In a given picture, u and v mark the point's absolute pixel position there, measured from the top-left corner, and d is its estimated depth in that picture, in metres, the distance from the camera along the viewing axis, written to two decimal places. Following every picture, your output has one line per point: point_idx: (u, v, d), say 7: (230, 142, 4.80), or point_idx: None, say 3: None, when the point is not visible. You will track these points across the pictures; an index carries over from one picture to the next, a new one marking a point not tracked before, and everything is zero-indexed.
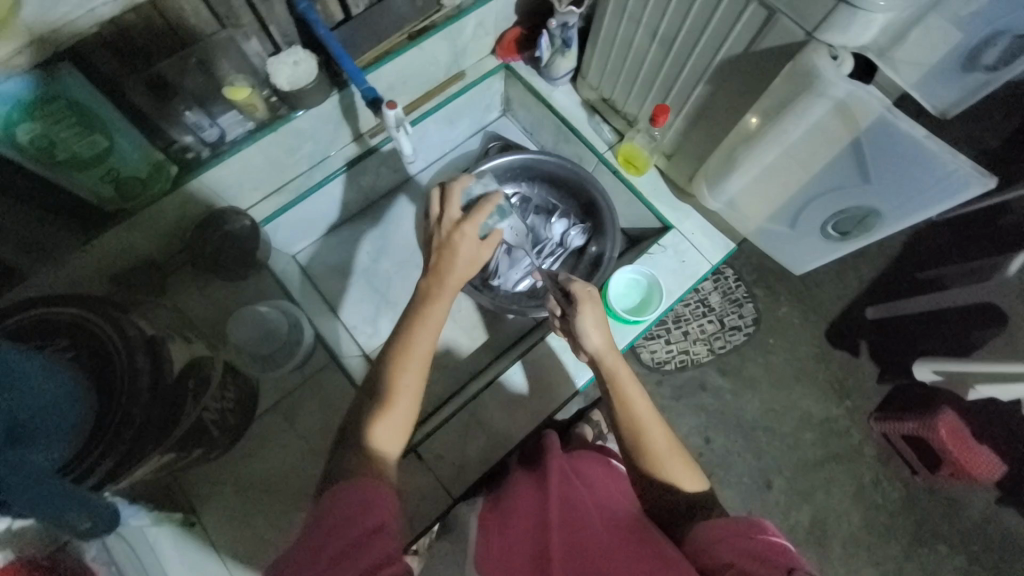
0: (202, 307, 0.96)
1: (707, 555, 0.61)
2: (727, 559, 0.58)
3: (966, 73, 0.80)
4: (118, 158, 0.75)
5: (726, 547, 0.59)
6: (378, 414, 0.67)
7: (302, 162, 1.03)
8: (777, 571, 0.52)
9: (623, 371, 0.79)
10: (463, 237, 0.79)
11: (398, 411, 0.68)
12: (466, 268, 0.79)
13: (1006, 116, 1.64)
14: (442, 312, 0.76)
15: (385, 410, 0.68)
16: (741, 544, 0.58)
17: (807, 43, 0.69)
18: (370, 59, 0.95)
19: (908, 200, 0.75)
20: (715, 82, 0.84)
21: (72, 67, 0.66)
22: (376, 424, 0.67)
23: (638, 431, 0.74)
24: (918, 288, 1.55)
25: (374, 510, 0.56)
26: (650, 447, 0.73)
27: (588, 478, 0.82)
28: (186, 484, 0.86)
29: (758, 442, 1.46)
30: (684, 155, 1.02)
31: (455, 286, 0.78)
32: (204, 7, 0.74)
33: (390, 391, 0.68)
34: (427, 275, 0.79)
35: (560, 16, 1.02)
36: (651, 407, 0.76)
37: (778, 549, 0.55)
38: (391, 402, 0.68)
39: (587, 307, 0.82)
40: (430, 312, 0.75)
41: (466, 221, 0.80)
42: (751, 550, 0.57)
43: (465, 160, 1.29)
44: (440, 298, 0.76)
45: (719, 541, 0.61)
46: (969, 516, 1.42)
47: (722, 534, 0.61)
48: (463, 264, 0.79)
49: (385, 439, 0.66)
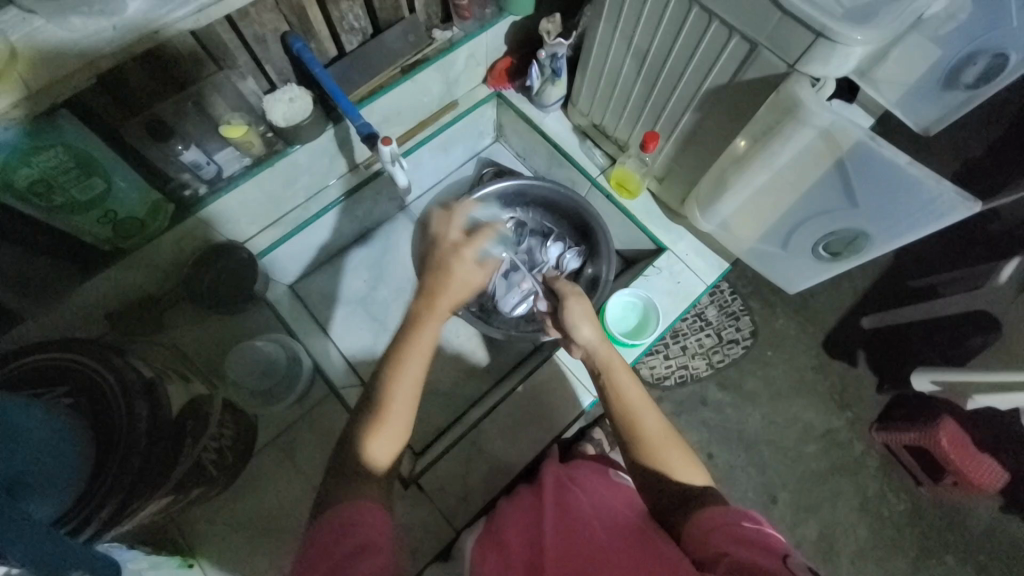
0: (199, 342, 0.96)
1: (699, 544, 0.61)
2: (721, 547, 0.58)
3: (946, 91, 0.83)
4: (115, 200, 0.76)
5: (720, 535, 0.59)
6: (371, 428, 0.64)
7: (300, 194, 1.04)
8: (776, 559, 0.54)
9: (617, 360, 0.77)
10: (461, 261, 0.76)
11: (392, 423, 0.65)
12: (459, 291, 0.76)
13: (986, 127, 1.68)
14: (431, 337, 0.71)
15: (378, 423, 0.65)
16: (734, 531, 0.59)
17: (790, 75, 0.71)
18: (365, 93, 0.96)
19: (895, 222, 0.76)
20: (702, 110, 0.87)
21: (70, 115, 0.67)
22: (372, 439, 0.64)
23: (634, 421, 0.72)
24: (912, 297, 1.57)
25: (359, 529, 0.57)
26: (645, 434, 0.71)
27: (587, 484, 0.81)
28: (185, 524, 0.85)
29: (761, 455, 1.45)
30: (674, 178, 1.03)
31: (445, 308, 0.74)
32: (202, 50, 0.76)
33: (384, 403, 0.65)
34: (418, 299, 0.75)
35: (549, 48, 1.05)
36: (646, 396, 0.75)
37: (773, 540, 0.57)
38: (384, 415, 0.65)
39: (573, 300, 0.84)
40: (422, 334, 0.71)
41: (465, 244, 0.78)
42: (746, 537, 0.57)
43: (460, 186, 1.30)
44: (432, 317, 0.72)
45: (710, 529, 0.61)
46: (976, 526, 1.41)
47: (713, 522, 0.61)
48: (458, 286, 0.75)
49: (383, 453, 0.64)
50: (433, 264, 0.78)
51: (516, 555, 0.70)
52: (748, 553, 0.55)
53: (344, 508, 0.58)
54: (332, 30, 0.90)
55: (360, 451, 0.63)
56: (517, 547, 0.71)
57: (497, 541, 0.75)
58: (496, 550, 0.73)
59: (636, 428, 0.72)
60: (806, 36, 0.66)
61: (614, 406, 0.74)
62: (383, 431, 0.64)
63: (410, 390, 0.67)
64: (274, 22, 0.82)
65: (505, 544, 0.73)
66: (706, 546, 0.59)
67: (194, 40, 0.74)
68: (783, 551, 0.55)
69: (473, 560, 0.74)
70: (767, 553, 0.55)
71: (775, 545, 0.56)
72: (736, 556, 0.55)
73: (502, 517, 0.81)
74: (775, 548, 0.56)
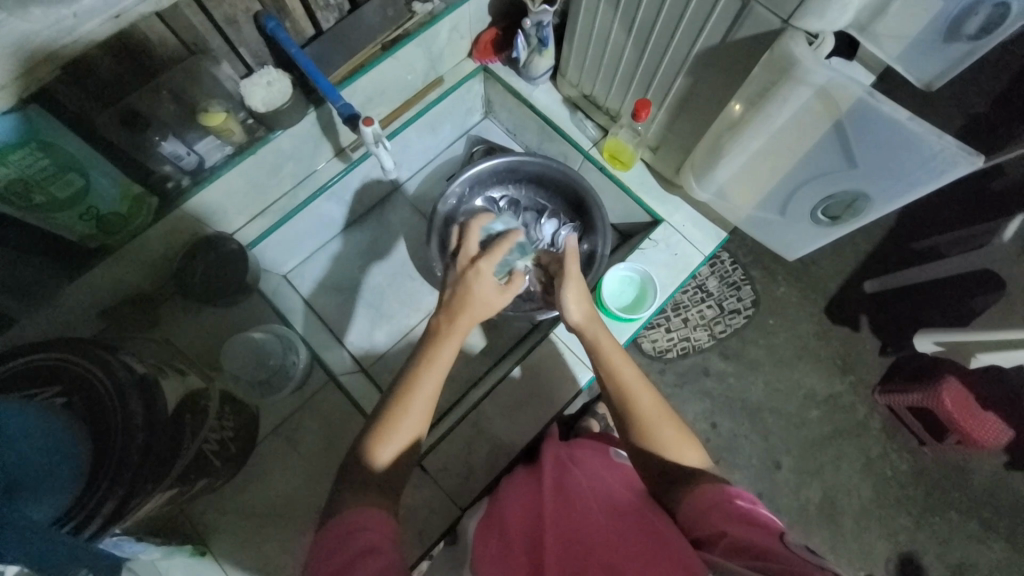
0: (193, 336, 0.95)
1: (697, 525, 0.61)
2: (719, 527, 0.58)
3: (948, 44, 0.79)
4: (96, 196, 0.74)
5: (716, 515, 0.60)
6: (376, 435, 0.66)
7: (286, 181, 1.02)
8: (772, 535, 0.55)
9: (606, 341, 0.78)
10: (479, 278, 0.75)
11: (399, 436, 0.66)
12: (479, 311, 0.74)
13: (991, 79, 1.63)
14: (448, 358, 0.70)
15: (384, 430, 0.66)
16: (729, 510, 0.60)
17: (784, 30, 0.68)
18: (346, 73, 0.93)
19: (894, 182, 0.74)
20: (695, 73, 0.83)
21: (40, 109, 0.65)
22: (378, 448, 0.65)
23: (631, 401, 0.74)
24: (915, 259, 1.55)
25: (363, 534, 0.57)
26: (641, 415, 0.73)
27: (586, 465, 0.82)
28: (191, 514, 0.87)
29: (764, 423, 1.46)
30: (669, 147, 1.01)
31: (464, 326, 0.73)
32: (170, 34, 0.73)
33: (394, 413, 0.66)
34: (437, 311, 0.75)
35: (535, 16, 1.00)
36: (641, 376, 0.76)
37: (767, 517, 0.58)
38: (395, 428, 0.66)
39: (569, 283, 0.84)
40: (439, 353, 0.70)
41: (482, 258, 0.77)
42: (741, 514, 0.59)
43: (450, 166, 1.28)
44: (450, 335, 0.71)
45: (706, 508, 0.61)
46: (978, 482, 1.42)
47: (708, 502, 0.62)
48: (479, 305, 0.74)
49: (386, 458, 0.65)
50: (452, 277, 0.78)
51: (517, 541, 0.70)
52: (744, 531, 0.56)
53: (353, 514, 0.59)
54: (307, 6, 0.87)
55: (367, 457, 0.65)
56: (518, 532, 0.72)
57: (499, 525, 0.76)
58: (497, 534, 0.74)
59: (631, 410, 0.73)
60: None
61: (611, 393, 0.76)
62: (390, 440, 0.65)
63: (423, 405, 0.68)
64: (245, 1, 0.79)
65: (506, 529, 0.74)
66: (703, 527, 0.60)
67: (162, 24, 0.71)
68: (779, 527, 0.56)
69: (477, 547, 0.75)
70: (764, 529, 0.56)
71: (769, 522, 0.57)
72: (733, 536, 0.56)
73: (503, 502, 0.81)
74: (770, 525, 0.57)
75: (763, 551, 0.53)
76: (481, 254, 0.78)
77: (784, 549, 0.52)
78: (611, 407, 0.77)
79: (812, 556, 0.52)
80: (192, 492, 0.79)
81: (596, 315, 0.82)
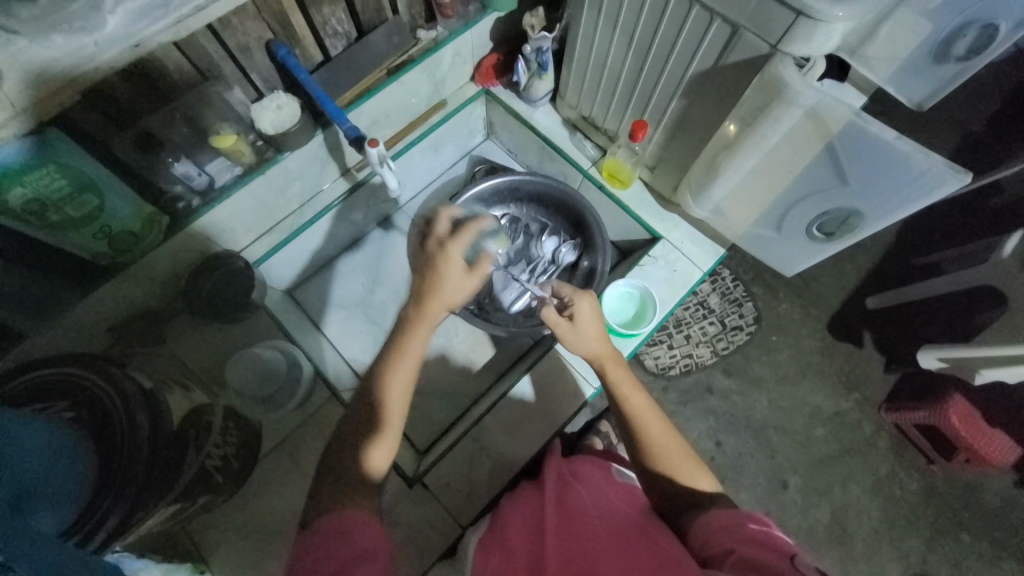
0: (199, 353, 0.97)
1: (706, 544, 0.61)
2: (727, 546, 0.59)
3: (938, 65, 0.82)
4: (109, 216, 0.76)
5: (727, 534, 0.60)
6: (370, 439, 0.67)
7: (293, 201, 1.05)
8: (781, 557, 0.55)
9: (621, 376, 0.78)
10: (449, 262, 0.75)
11: (390, 430, 0.68)
12: (449, 296, 0.75)
13: (983, 100, 1.67)
14: (419, 347, 0.72)
15: (377, 433, 0.67)
16: (741, 531, 0.60)
17: (772, 55, 0.70)
18: (352, 97, 0.97)
19: (886, 199, 0.75)
20: (689, 95, 0.86)
21: (59, 132, 0.68)
22: (373, 449, 0.66)
23: (643, 428, 0.74)
24: (915, 275, 1.56)
25: (356, 538, 0.58)
26: (651, 444, 0.73)
27: (588, 481, 0.82)
28: (192, 530, 0.86)
29: (769, 441, 1.45)
30: (666, 167, 1.03)
31: (433, 313, 0.74)
32: (186, 61, 0.77)
33: (383, 414, 0.68)
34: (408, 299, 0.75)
35: (534, 42, 1.04)
36: (652, 406, 0.77)
37: (780, 540, 0.58)
38: (384, 425, 0.68)
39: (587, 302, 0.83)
40: (408, 345, 0.72)
41: (451, 242, 0.76)
42: (754, 537, 0.58)
43: (453, 186, 1.31)
44: (419, 324, 0.73)
45: (717, 529, 0.62)
46: (990, 502, 1.40)
47: (720, 523, 0.62)
48: (447, 291, 0.74)
49: (380, 460, 0.67)
50: (422, 261, 0.78)
51: (520, 556, 0.70)
52: (753, 551, 0.56)
53: (346, 514, 0.60)
54: (315, 35, 0.91)
55: (359, 458, 0.66)
56: (520, 547, 0.72)
57: (499, 541, 0.75)
58: (498, 549, 0.74)
59: (642, 437, 0.74)
60: (787, 14, 0.65)
61: (622, 417, 0.76)
62: (381, 440, 0.67)
63: (404, 387, 0.70)
64: (257, 30, 0.82)
65: (508, 544, 0.73)
66: (713, 545, 0.60)
67: (179, 52, 0.75)
68: (790, 550, 0.56)
69: (477, 564, 0.74)
70: (775, 553, 0.56)
71: (781, 544, 0.57)
72: (741, 554, 0.57)
73: (504, 517, 0.80)
74: (782, 548, 0.56)
75: (772, 570, 0.53)
76: (450, 237, 0.77)
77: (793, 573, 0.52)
78: (621, 431, 0.76)
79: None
80: (193, 508, 0.79)
81: (610, 344, 0.81)
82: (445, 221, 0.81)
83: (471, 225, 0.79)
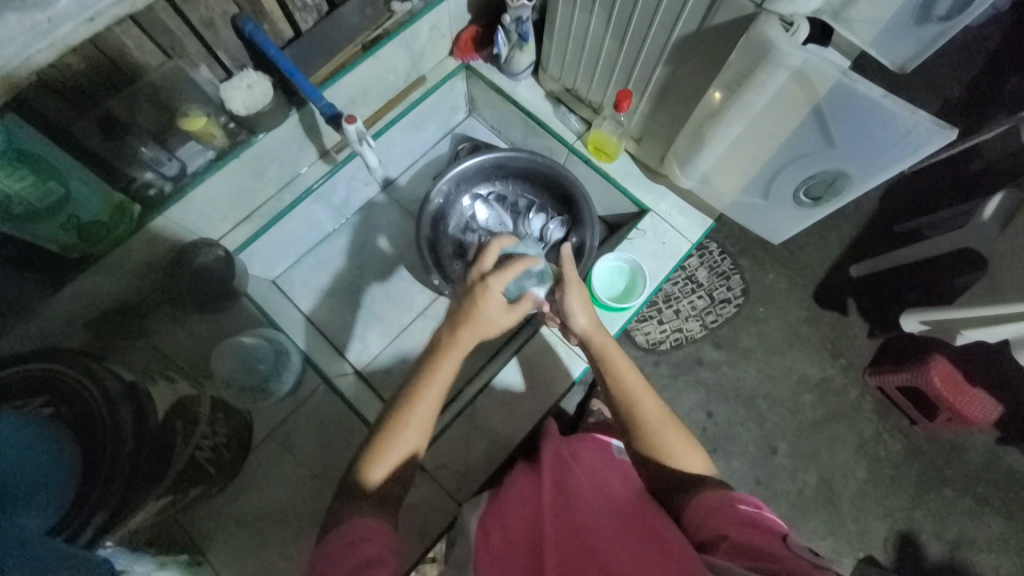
0: (181, 344, 0.92)
1: (702, 529, 0.61)
2: (720, 531, 0.58)
3: (921, 25, 0.82)
4: (77, 205, 0.73)
5: (719, 517, 0.60)
6: (375, 454, 0.67)
7: (272, 184, 1.01)
8: (774, 538, 0.54)
9: (612, 347, 0.80)
10: (488, 295, 0.74)
11: (396, 448, 0.67)
12: (486, 327, 0.74)
13: (964, 65, 1.69)
14: (449, 371, 0.71)
15: (383, 448, 0.67)
16: (732, 512, 0.59)
17: (758, 15, 0.69)
18: (326, 74, 0.94)
19: (872, 161, 0.74)
20: (672, 62, 0.84)
21: (15, 117, 0.64)
22: (375, 464, 0.67)
23: (634, 405, 0.75)
24: (899, 242, 1.58)
25: (368, 545, 0.58)
26: (645, 418, 0.74)
27: (586, 466, 0.83)
28: (189, 522, 0.83)
29: (759, 410, 1.47)
30: (651, 137, 1.02)
31: (467, 341, 0.73)
32: (147, 39, 0.73)
33: (390, 433, 0.67)
34: (444, 324, 0.75)
35: (514, 11, 1.00)
36: (644, 383, 0.77)
37: (771, 520, 0.57)
38: (389, 444, 0.67)
39: (572, 287, 0.83)
40: (440, 367, 0.71)
41: (492, 276, 0.75)
42: (744, 517, 0.58)
43: (436, 165, 1.27)
44: (452, 348, 0.72)
45: (708, 512, 0.61)
46: (972, 458, 1.45)
47: (711, 505, 0.62)
48: (484, 324, 0.74)
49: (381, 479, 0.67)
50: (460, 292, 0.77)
51: (517, 534, 0.72)
52: (744, 533, 0.56)
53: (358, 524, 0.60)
54: (284, 9, 0.87)
55: (360, 472, 0.66)
56: (518, 525, 0.73)
57: (499, 519, 0.76)
58: (498, 527, 0.75)
59: (635, 413, 0.74)
60: None
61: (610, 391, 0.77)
62: (387, 458, 0.66)
63: (421, 422, 0.69)
64: (221, 4, 0.79)
65: (507, 521, 0.75)
66: (706, 529, 0.60)
67: (139, 28, 0.71)
68: (781, 531, 0.55)
69: (478, 543, 0.74)
70: (766, 533, 0.55)
71: (772, 525, 0.56)
72: (734, 540, 0.56)
73: (505, 498, 0.82)
74: (773, 529, 0.56)
75: (762, 553, 0.52)
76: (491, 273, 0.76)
77: (782, 552, 0.52)
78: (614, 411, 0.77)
79: (818, 562, 0.51)
80: (184, 500, 0.79)
81: (599, 319, 0.83)
82: (492, 256, 0.79)
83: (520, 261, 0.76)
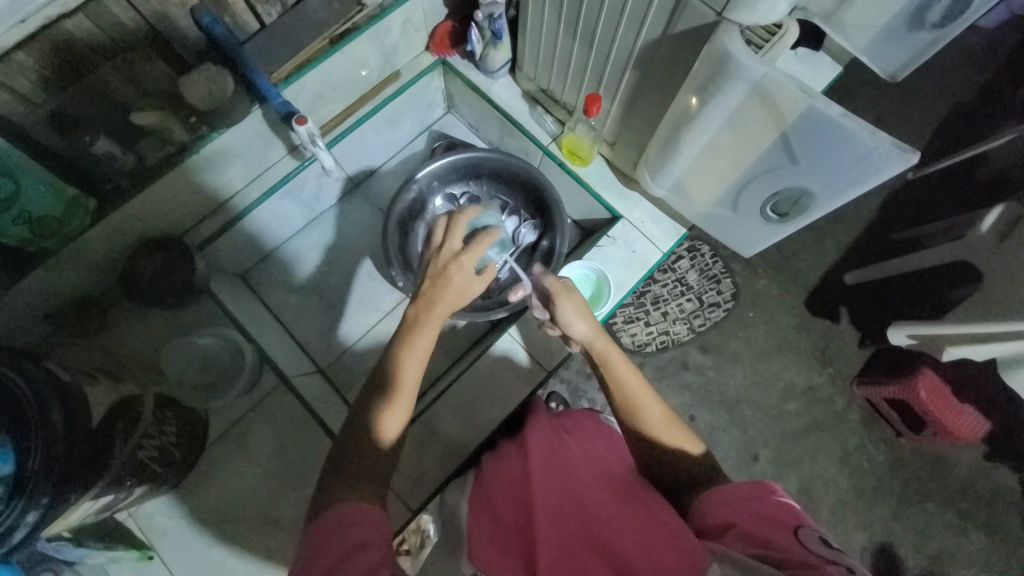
0: (134, 343, 0.93)
1: (709, 516, 0.59)
2: (729, 520, 0.56)
3: (913, 33, 0.79)
4: (28, 201, 0.72)
5: (729, 507, 0.58)
6: (384, 404, 0.64)
7: (236, 181, 0.99)
8: (787, 532, 0.53)
9: (612, 351, 0.75)
10: (460, 269, 0.73)
11: (405, 397, 0.65)
12: (456, 300, 0.73)
13: (972, 69, 1.63)
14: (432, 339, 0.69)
15: (391, 400, 0.64)
16: (743, 502, 0.57)
17: (719, 24, 0.66)
18: (292, 68, 0.91)
19: (835, 181, 0.72)
20: (641, 68, 0.81)
21: None
22: (385, 414, 0.63)
23: (635, 411, 0.70)
24: (897, 250, 1.54)
25: (355, 529, 0.53)
26: (650, 429, 0.69)
27: (580, 435, 0.82)
28: (140, 518, 0.86)
29: (742, 416, 1.46)
30: (625, 142, 0.99)
31: (445, 314, 0.71)
32: (98, 32, 0.71)
33: (397, 381, 0.65)
34: (416, 303, 0.72)
35: (486, 8, 0.98)
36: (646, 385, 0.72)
37: (785, 513, 0.55)
38: (399, 392, 0.64)
39: (564, 298, 0.80)
40: (422, 330, 0.69)
41: (465, 252, 0.74)
42: (757, 510, 0.56)
43: (411, 162, 1.25)
44: (431, 322, 0.70)
45: (719, 501, 0.59)
46: (958, 472, 1.43)
47: (723, 495, 0.60)
48: (456, 294, 0.72)
49: (393, 429, 0.63)
50: (433, 270, 0.74)
51: (510, 521, 0.71)
52: (756, 525, 0.54)
53: (345, 507, 0.55)
54: (247, 1, 0.84)
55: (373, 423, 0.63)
56: (512, 509, 0.72)
57: (494, 506, 0.76)
58: (488, 514, 0.77)
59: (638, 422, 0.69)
60: None
61: (611, 394, 0.72)
62: (395, 407, 0.63)
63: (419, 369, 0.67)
64: None
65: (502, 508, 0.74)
66: (712, 517, 0.58)
67: (91, 23, 0.70)
68: (795, 524, 0.54)
69: (475, 529, 0.77)
70: (779, 526, 0.54)
71: (787, 518, 0.55)
72: (743, 529, 0.54)
73: (494, 483, 0.80)
74: (786, 521, 0.54)
75: (773, 546, 0.51)
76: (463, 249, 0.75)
77: (796, 547, 0.50)
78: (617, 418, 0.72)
79: (830, 552, 0.49)
80: (131, 497, 0.79)
81: (597, 322, 0.79)
82: (458, 231, 0.76)
83: (485, 236, 0.75)
